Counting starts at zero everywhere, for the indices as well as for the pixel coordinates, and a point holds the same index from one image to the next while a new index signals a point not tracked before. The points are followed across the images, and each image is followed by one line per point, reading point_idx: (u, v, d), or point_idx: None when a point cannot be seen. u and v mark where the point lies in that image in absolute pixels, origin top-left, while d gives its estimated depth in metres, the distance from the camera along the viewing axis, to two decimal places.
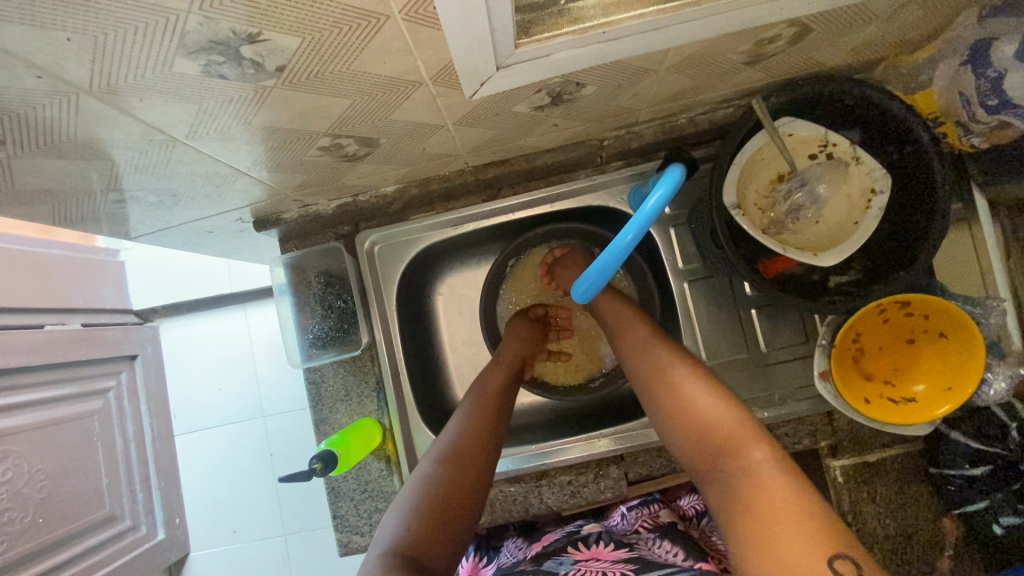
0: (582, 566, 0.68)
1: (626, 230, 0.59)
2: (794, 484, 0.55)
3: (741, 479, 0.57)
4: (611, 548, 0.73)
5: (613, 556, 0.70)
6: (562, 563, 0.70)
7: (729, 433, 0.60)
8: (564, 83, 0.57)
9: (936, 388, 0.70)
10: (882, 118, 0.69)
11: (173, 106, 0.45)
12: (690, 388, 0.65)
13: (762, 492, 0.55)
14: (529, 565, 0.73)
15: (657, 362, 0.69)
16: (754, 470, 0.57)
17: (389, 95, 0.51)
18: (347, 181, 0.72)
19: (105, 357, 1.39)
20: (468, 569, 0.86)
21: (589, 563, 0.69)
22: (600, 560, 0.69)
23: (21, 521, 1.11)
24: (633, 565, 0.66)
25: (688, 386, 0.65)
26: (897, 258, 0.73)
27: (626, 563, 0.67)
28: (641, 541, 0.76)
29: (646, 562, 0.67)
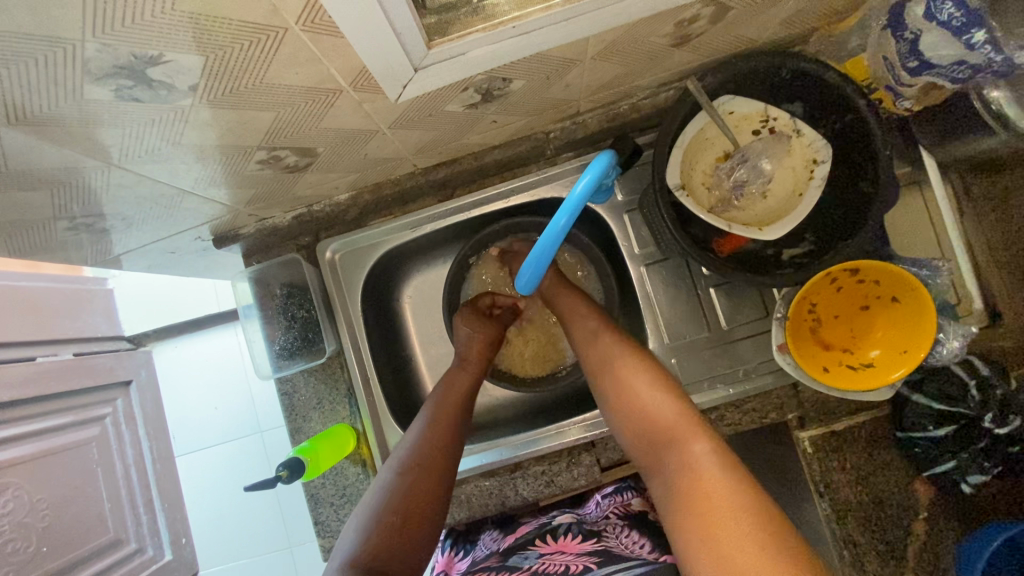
0: (546, 559, 0.69)
1: (559, 214, 0.60)
2: (734, 478, 0.52)
3: (681, 471, 0.55)
4: (578, 540, 0.74)
5: (579, 548, 0.71)
6: (527, 558, 0.72)
7: (672, 421, 0.60)
8: (489, 79, 0.58)
9: (893, 352, 0.70)
10: (818, 89, 0.70)
11: (97, 130, 0.46)
12: (638, 381, 0.65)
13: (697, 488, 0.53)
14: (496, 561, 0.75)
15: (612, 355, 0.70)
16: (693, 461, 0.55)
17: (312, 104, 0.52)
18: (298, 191, 0.73)
19: (98, 384, 1.27)
20: (442, 562, 0.88)
21: (554, 556, 0.70)
22: (564, 553, 0.70)
23: (23, 553, 1.02)
24: (595, 559, 0.66)
25: (638, 381, 0.65)
26: (846, 227, 0.73)
27: (590, 556, 0.68)
28: (610, 530, 0.77)
29: (609, 556, 0.67)
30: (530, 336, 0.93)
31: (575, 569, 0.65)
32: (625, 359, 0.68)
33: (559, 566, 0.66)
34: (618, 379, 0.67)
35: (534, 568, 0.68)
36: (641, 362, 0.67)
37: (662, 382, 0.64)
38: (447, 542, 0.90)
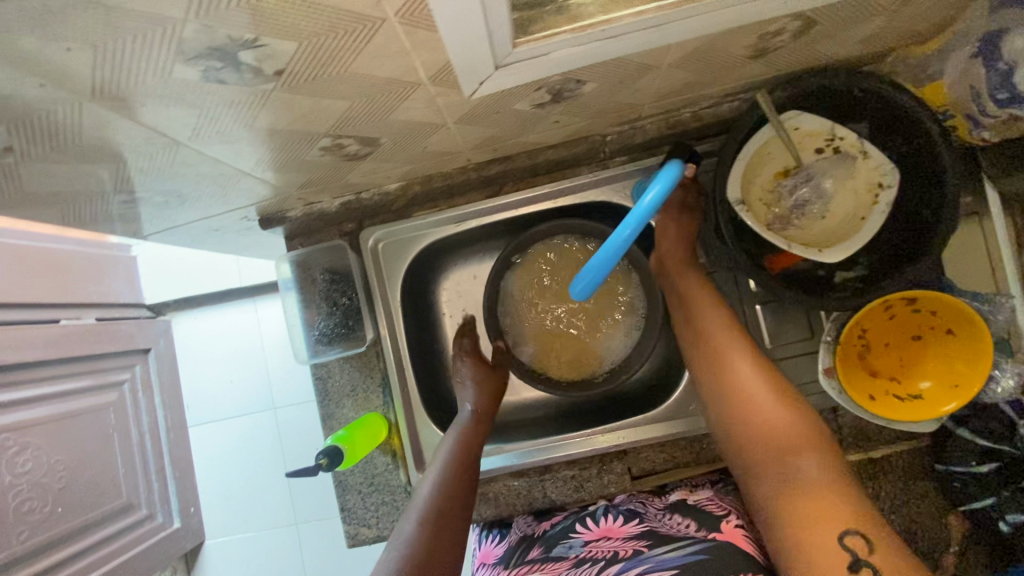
0: (592, 547, 0.71)
1: (625, 224, 0.59)
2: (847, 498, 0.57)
3: (800, 482, 0.59)
4: (621, 522, 0.75)
5: (623, 532, 0.72)
6: (571, 547, 0.72)
7: (796, 441, 0.61)
8: (564, 80, 0.57)
9: (943, 385, 0.69)
10: (890, 111, 0.68)
11: (174, 110, 0.46)
12: (765, 399, 0.65)
13: (819, 512, 0.56)
14: (537, 547, 0.75)
15: (724, 350, 0.70)
16: (813, 478, 0.58)
17: (389, 95, 0.51)
18: (351, 178, 0.72)
19: (121, 352, 1.48)
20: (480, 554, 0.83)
21: (599, 544, 0.71)
22: (610, 539, 0.71)
23: (42, 510, 1.20)
24: (645, 542, 0.68)
25: (757, 395, 0.65)
26: (904, 253, 0.72)
27: (638, 539, 0.69)
28: (650, 512, 0.76)
29: (657, 537, 0.69)
30: (567, 340, 0.92)
31: (626, 553, 0.67)
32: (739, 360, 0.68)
33: (607, 552, 0.68)
34: (735, 388, 0.67)
35: (581, 557, 0.69)
36: (754, 364, 0.67)
37: (782, 394, 0.65)
38: (483, 532, 0.86)
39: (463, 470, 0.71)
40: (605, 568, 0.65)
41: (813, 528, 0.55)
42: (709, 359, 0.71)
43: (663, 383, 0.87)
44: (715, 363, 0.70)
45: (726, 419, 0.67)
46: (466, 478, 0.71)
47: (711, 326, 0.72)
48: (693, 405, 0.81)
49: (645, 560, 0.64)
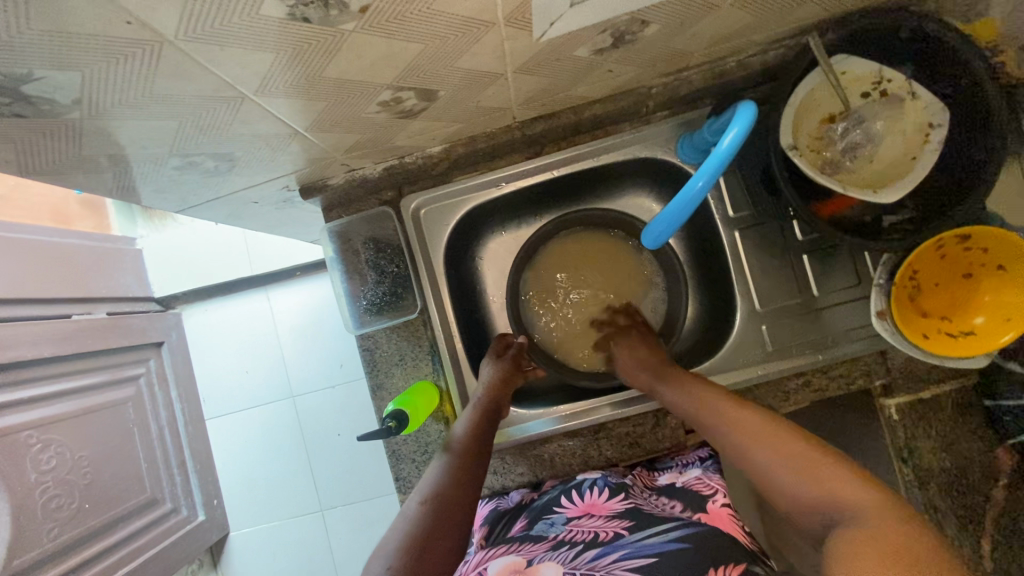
0: (574, 526, 0.69)
1: (698, 176, 0.59)
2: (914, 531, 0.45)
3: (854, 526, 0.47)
4: (605, 497, 0.73)
5: (606, 510, 0.71)
6: (553, 526, 0.71)
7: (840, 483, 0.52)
8: (630, 22, 0.55)
9: (996, 320, 0.70)
10: (938, 51, 0.67)
11: (247, 55, 0.44)
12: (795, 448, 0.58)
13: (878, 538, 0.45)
14: (521, 527, 0.74)
15: (755, 423, 0.63)
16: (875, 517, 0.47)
17: (459, 37, 0.50)
18: (397, 140, 0.71)
19: (133, 346, 1.45)
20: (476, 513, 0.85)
21: (582, 522, 0.70)
22: (592, 517, 0.70)
23: (70, 507, 1.18)
24: (627, 521, 0.67)
25: (798, 450, 0.57)
26: (954, 193, 0.71)
27: (620, 518, 0.68)
28: (636, 489, 0.76)
29: (641, 516, 0.68)
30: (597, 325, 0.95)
31: (606, 535, 0.65)
32: (771, 427, 0.62)
33: (587, 534, 0.66)
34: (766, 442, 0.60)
35: (561, 537, 0.68)
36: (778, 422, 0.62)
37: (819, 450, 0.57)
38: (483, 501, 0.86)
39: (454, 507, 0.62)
40: (582, 552, 0.63)
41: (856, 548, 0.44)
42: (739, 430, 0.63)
43: (707, 344, 0.88)
44: (745, 427, 0.63)
45: (771, 477, 0.58)
46: (453, 520, 0.61)
47: (726, 410, 0.66)
48: (743, 356, 0.82)
49: (623, 547, 0.62)
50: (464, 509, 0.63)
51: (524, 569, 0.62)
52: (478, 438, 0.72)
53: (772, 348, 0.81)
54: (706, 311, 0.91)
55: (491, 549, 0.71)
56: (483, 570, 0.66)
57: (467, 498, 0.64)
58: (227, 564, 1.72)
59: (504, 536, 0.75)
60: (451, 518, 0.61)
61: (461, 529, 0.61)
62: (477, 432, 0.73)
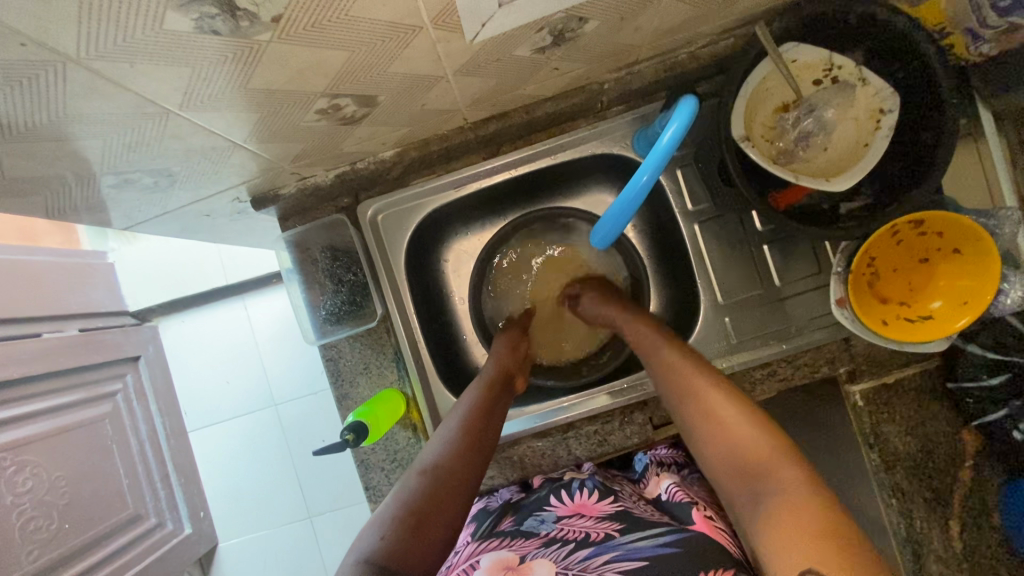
0: (564, 525, 0.69)
1: (642, 169, 0.58)
2: (822, 502, 0.50)
3: (773, 499, 0.52)
4: (595, 499, 0.73)
5: (597, 511, 0.70)
6: (544, 522, 0.70)
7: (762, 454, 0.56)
8: (567, 19, 0.54)
9: (953, 303, 0.71)
10: (884, 35, 0.67)
11: (165, 70, 0.43)
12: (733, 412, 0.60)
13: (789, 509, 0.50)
14: (509, 522, 0.74)
15: (693, 382, 0.65)
16: (790, 490, 0.51)
17: (389, 42, 0.49)
18: (346, 147, 0.70)
19: (108, 361, 1.43)
20: None
21: (573, 521, 0.69)
22: (583, 517, 0.69)
23: (49, 528, 1.16)
24: (618, 524, 0.67)
25: (725, 412, 0.60)
26: (907, 178, 0.71)
27: (611, 520, 0.68)
28: (624, 493, 0.77)
29: (632, 520, 0.68)
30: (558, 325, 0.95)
31: (597, 536, 0.64)
32: (704, 391, 0.64)
33: (579, 533, 0.66)
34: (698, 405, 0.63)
35: (552, 535, 0.67)
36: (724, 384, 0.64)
37: (746, 413, 0.60)
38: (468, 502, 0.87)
39: (462, 473, 0.60)
40: (574, 551, 0.62)
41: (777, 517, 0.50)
42: (679, 393, 0.66)
43: None
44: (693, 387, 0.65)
45: (703, 436, 0.61)
46: (458, 483, 0.59)
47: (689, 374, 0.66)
48: (707, 350, 0.82)
49: (616, 547, 0.61)
50: (472, 476, 0.61)
51: (516, 566, 0.62)
52: (491, 408, 0.71)
53: (735, 340, 0.81)
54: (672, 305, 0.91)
55: (478, 543, 0.70)
56: (472, 564, 0.65)
57: (476, 463, 0.63)
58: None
59: (492, 529, 0.74)
60: (459, 481, 0.60)
61: (465, 492, 0.60)
62: (488, 401, 0.71)
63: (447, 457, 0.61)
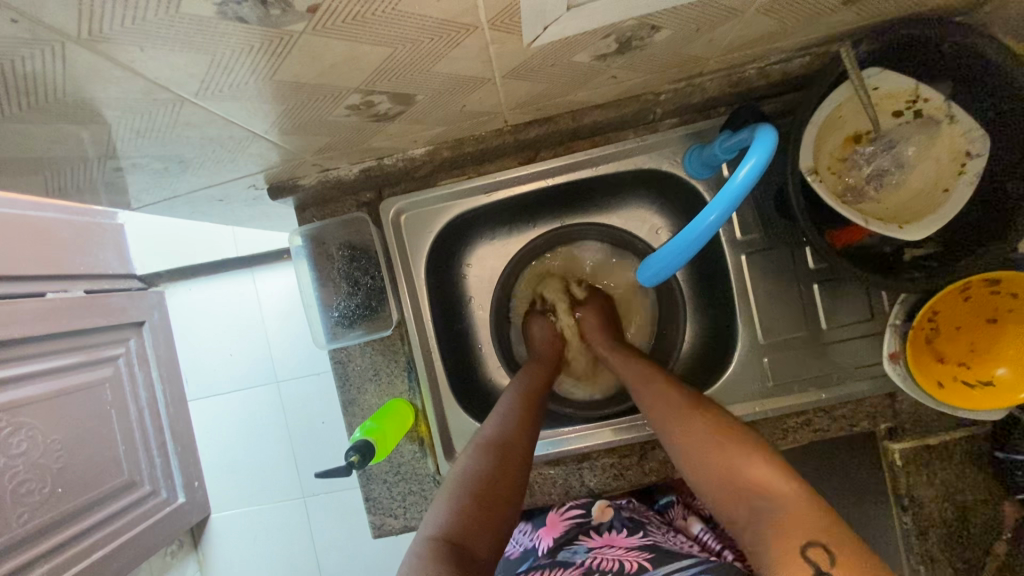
0: (598, 554, 0.73)
1: (708, 210, 0.53)
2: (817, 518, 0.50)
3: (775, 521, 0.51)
4: (624, 533, 0.77)
5: (626, 542, 0.74)
6: (576, 553, 0.74)
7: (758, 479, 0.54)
8: (638, 26, 0.48)
9: (1020, 372, 0.65)
10: (980, 71, 0.59)
11: (181, 57, 0.37)
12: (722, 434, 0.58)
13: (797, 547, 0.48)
14: (544, 556, 0.77)
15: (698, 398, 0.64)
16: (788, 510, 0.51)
17: (436, 41, 0.42)
18: (374, 142, 0.64)
19: (112, 325, 1.40)
20: None
21: (604, 551, 0.73)
22: (614, 547, 0.74)
23: (41, 492, 1.15)
24: (647, 554, 0.71)
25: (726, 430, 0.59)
26: (985, 230, 0.64)
27: (640, 551, 0.72)
28: (651, 524, 0.80)
29: (660, 550, 0.72)
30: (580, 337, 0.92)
31: (630, 567, 0.69)
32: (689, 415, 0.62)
33: (613, 563, 0.70)
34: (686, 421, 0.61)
35: (588, 566, 0.71)
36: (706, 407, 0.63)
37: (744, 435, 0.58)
38: None
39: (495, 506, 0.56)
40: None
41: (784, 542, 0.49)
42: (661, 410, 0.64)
43: (705, 371, 0.83)
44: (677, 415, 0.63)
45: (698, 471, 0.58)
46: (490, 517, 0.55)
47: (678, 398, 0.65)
48: (740, 391, 0.76)
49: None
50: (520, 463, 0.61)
51: None
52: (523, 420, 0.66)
53: (772, 382, 0.75)
54: (704, 335, 0.85)
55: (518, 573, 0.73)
56: None
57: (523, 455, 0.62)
58: (207, 547, 1.62)
59: (530, 561, 0.77)
60: (493, 513, 0.55)
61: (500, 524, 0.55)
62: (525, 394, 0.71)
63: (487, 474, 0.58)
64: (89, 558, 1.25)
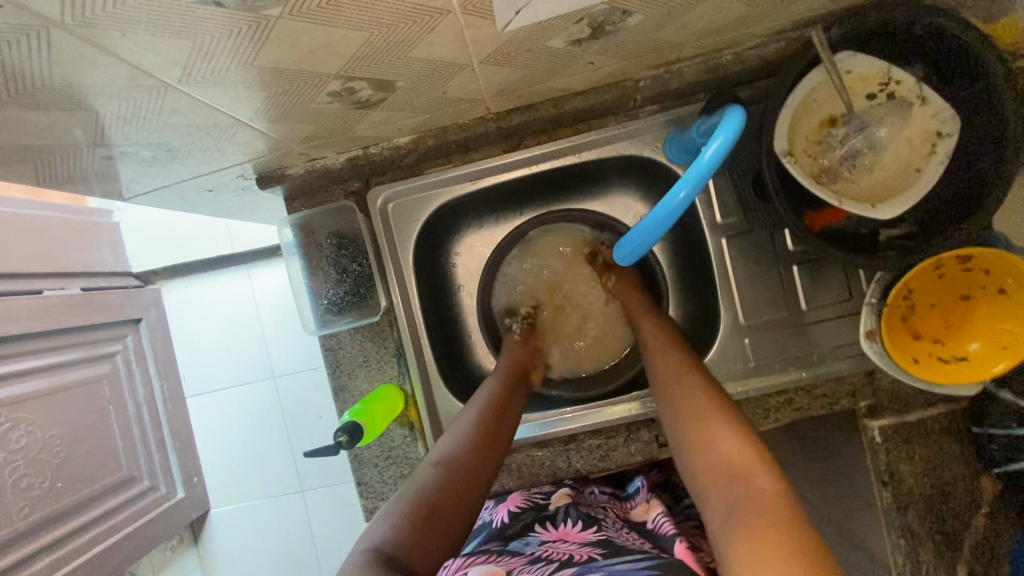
0: (549, 546, 0.65)
1: (680, 185, 0.55)
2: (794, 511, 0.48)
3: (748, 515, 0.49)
4: (578, 527, 0.70)
5: (580, 537, 0.67)
6: (528, 545, 0.67)
7: (740, 467, 0.54)
8: (609, 11, 0.49)
9: (992, 347, 0.67)
10: (948, 53, 0.61)
11: (163, 42, 0.39)
12: (716, 423, 0.59)
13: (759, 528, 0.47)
14: (494, 544, 0.70)
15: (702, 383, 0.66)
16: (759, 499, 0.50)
17: (412, 25, 0.44)
18: (359, 131, 0.65)
19: (109, 322, 1.41)
20: None
21: (557, 544, 0.66)
22: (567, 542, 0.66)
23: (41, 486, 1.16)
24: (601, 549, 0.63)
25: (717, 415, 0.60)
26: (957, 208, 0.66)
27: (594, 546, 0.65)
28: (607, 520, 0.74)
29: (616, 547, 0.64)
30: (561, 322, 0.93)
31: (582, 558, 0.61)
32: (689, 396, 0.64)
33: (563, 554, 0.62)
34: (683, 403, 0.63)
35: (537, 554, 0.64)
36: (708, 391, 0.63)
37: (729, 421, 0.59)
38: None
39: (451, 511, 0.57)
40: (561, 568, 0.59)
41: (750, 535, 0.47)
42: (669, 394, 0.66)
43: (690, 353, 0.84)
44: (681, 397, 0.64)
45: (693, 449, 0.59)
46: (455, 506, 0.58)
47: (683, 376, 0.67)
48: (723, 370, 0.78)
49: (600, 568, 0.57)
50: (475, 483, 0.61)
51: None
52: (485, 441, 0.66)
53: (753, 362, 0.77)
54: (689, 318, 0.87)
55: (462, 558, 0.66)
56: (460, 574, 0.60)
57: (480, 475, 0.62)
58: (207, 541, 1.63)
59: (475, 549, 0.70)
60: (452, 514, 0.57)
61: (464, 516, 0.59)
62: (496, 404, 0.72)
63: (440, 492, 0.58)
64: (89, 551, 1.27)
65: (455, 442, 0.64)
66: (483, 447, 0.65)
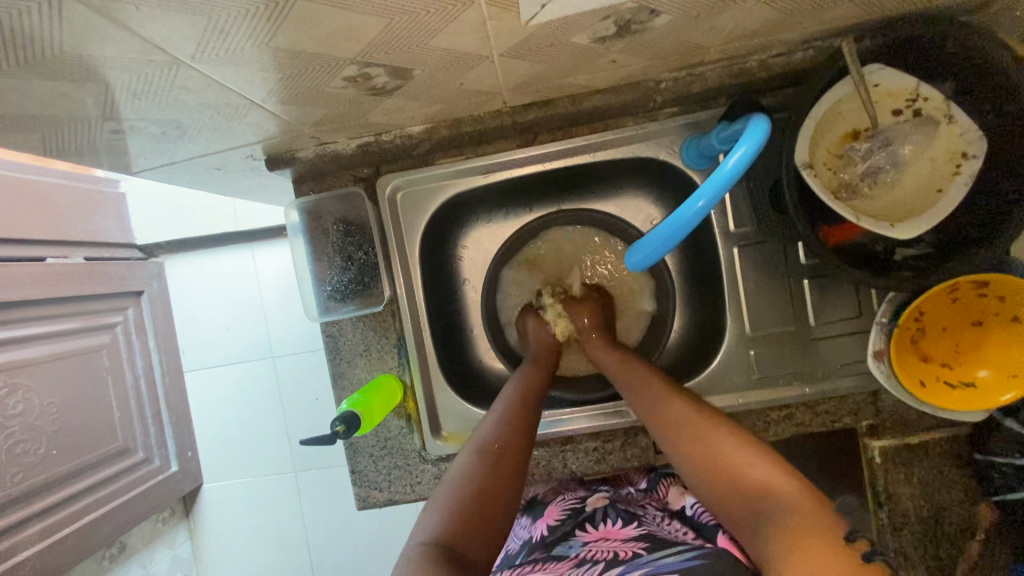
0: (592, 546, 0.69)
1: (698, 195, 0.54)
2: (827, 511, 0.48)
3: (778, 519, 0.48)
4: (620, 526, 0.74)
5: (622, 534, 0.71)
6: (572, 547, 0.71)
7: (760, 479, 0.53)
8: (637, 10, 0.47)
9: (1001, 375, 0.65)
10: (977, 74, 0.59)
11: (175, 16, 0.37)
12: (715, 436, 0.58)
13: (809, 540, 0.45)
14: (539, 551, 0.73)
15: (671, 404, 0.65)
16: (791, 508, 0.49)
17: (432, 14, 0.43)
18: (372, 117, 0.64)
19: (110, 293, 1.40)
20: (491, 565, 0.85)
21: (599, 543, 0.70)
22: (610, 540, 0.70)
23: (36, 453, 1.17)
24: (645, 543, 0.67)
25: (703, 424, 0.61)
26: (975, 231, 0.65)
27: (637, 540, 0.68)
28: (649, 518, 0.77)
29: (656, 540, 0.68)
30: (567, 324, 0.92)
31: (626, 555, 0.64)
32: (681, 410, 0.63)
33: (608, 553, 0.66)
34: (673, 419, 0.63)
35: (581, 556, 0.67)
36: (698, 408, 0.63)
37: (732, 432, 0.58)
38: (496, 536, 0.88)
39: (499, 491, 0.57)
40: (606, 568, 0.62)
41: (799, 550, 0.45)
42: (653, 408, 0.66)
43: (693, 361, 0.83)
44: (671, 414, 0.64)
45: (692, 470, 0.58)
46: (503, 485, 0.58)
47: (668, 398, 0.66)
48: (727, 380, 0.77)
49: (644, 562, 0.60)
50: (517, 456, 0.61)
51: None
52: (515, 419, 0.66)
53: (757, 374, 0.76)
54: (695, 327, 0.86)
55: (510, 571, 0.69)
56: None
57: (521, 449, 0.62)
58: (198, 516, 1.63)
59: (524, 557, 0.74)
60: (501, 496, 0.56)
61: (510, 499, 0.57)
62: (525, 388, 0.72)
63: (481, 479, 0.57)
64: (82, 519, 1.27)
65: (486, 431, 0.64)
66: (517, 426, 0.65)
